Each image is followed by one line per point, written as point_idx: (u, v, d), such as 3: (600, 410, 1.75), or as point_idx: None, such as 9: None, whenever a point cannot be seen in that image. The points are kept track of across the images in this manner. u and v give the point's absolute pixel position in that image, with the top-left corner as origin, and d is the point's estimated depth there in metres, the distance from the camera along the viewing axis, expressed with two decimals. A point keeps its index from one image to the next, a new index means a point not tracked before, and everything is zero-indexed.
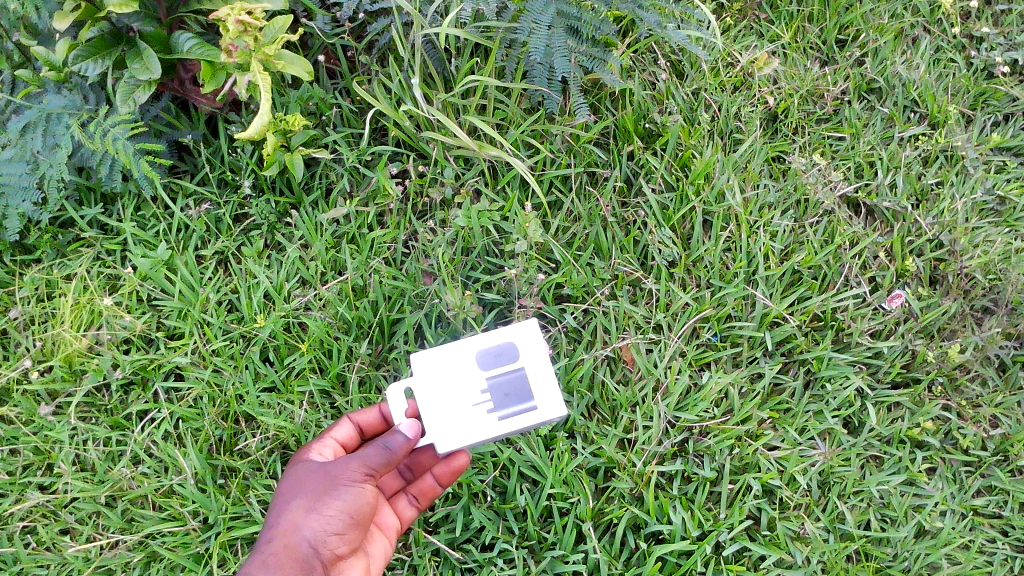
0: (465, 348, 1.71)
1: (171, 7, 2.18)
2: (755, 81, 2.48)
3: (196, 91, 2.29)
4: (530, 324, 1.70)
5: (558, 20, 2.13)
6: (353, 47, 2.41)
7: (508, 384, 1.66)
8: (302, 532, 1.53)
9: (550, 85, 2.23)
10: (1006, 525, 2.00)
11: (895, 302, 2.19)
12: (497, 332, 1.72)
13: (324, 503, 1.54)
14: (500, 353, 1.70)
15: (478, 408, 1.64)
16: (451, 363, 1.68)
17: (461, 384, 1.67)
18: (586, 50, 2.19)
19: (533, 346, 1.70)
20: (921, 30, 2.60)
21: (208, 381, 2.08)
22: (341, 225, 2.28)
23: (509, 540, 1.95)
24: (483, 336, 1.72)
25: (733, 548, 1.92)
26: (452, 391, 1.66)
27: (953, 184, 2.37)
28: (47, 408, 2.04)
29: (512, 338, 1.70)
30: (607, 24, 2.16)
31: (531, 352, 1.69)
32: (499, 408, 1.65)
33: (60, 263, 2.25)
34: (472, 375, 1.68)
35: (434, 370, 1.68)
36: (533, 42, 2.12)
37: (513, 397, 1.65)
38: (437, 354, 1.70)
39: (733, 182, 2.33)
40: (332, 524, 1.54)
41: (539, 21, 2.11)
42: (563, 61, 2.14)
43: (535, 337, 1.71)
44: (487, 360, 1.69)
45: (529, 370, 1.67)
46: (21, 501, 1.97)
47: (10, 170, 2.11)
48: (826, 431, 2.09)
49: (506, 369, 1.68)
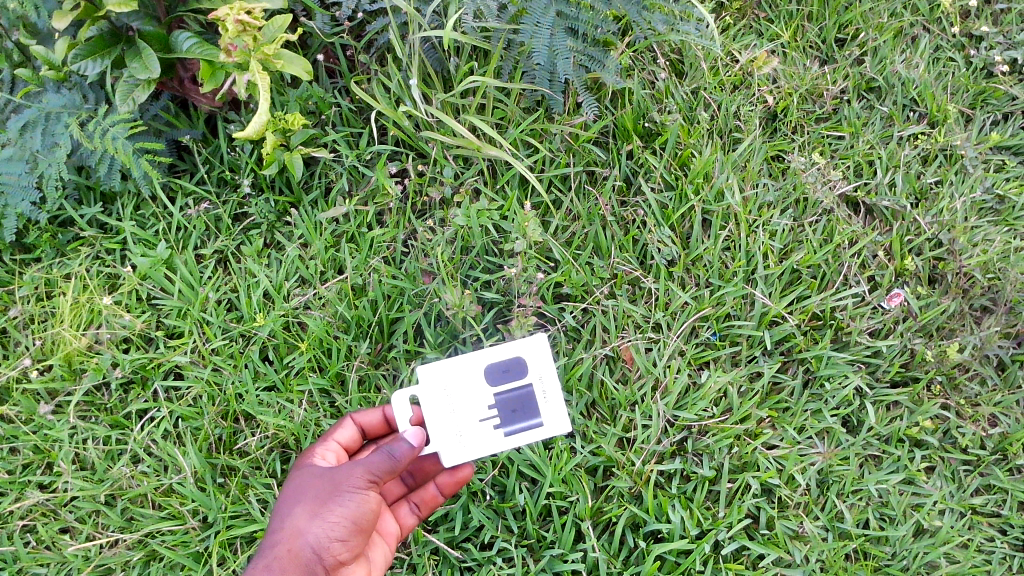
0: (473, 362, 1.76)
1: (169, 7, 2.18)
2: (755, 80, 2.47)
3: (195, 90, 2.28)
4: (538, 342, 1.77)
5: (558, 22, 2.12)
6: (352, 46, 2.41)
7: (516, 401, 1.74)
8: (306, 538, 1.53)
9: (553, 86, 2.25)
10: (1005, 524, 2.01)
11: (895, 301, 2.19)
12: (506, 347, 1.77)
13: (327, 508, 1.54)
14: (508, 370, 1.76)
15: (486, 424, 1.73)
16: (460, 379, 1.74)
17: (469, 399, 1.74)
18: (586, 51, 2.19)
19: (540, 363, 1.77)
20: (921, 29, 2.59)
21: (207, 380, 2.08)
22: (341, 224, 2.28)
23: (508, 539, 1.96)
24: (492, 351, 1.77)
25: (732, 547, 1.93)
26: (460, 406, 1.73)
27: (953, 183, 2.36)
28: (46, 407, 2.05)
29: (520, 354, 1.77)
30: (607, 23, 2.16)
31: (538, 368, 1.77)
32: (506, 424, 1.74)
33: (60, 262, 2.25)
34: (479, 391, 1.75)
35: (443, 384, 1.73)
36: (535, 44, 2.12)
37: (520, 413, 1.74)
38: (445, 367, 1.74)
39: (733, 181, 2.32)
40: (335, 530, 1.54)
41: (540, 22, 2.10)
42: (565, 62, 2.14)
43: (542, 355, 1.78)
44: (495, 375, 1.76)
45: (536, 388, 1.76)
46: (21, 500, 1.97)
47: (9, 170, 2.11)
48: (825, 430, 2.09)
49: (514, 386, 1.76)
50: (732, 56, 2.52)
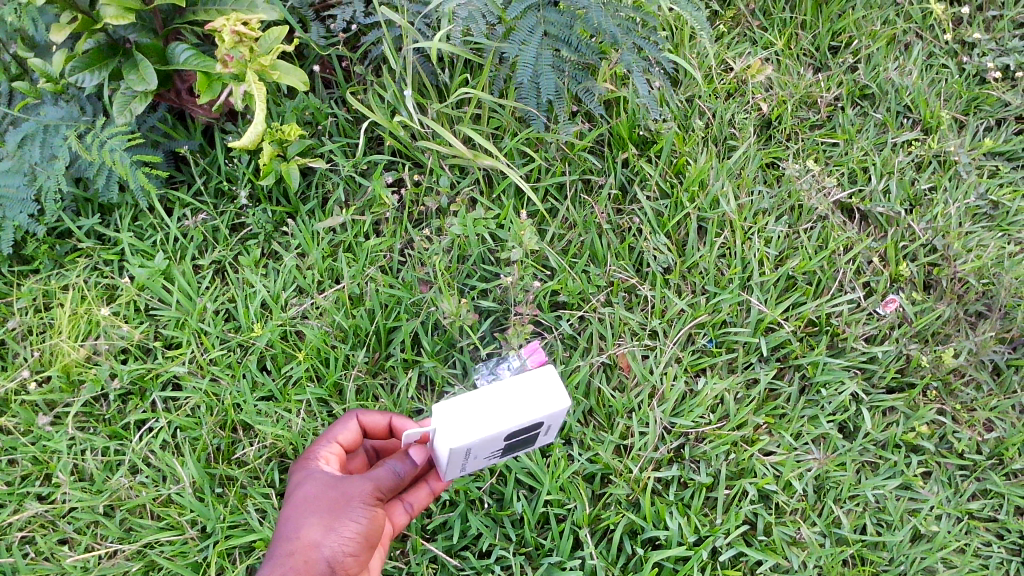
0: (492, 428, 1.50)
1: (165, 20, 2.19)
2: (750, 88, 2.50)
3: (192, 101, 2.30)
4: (562, 402, 1.54)
5: (546, 42, 2.15)
6: (347, 57, 2.43)
7: (522, 441, 1.62)
8: (321, 550, 1.52)
9: (538, 105, 2.26)
10: (1001, 529, 2.00)
11: (890, 307, 2.21)
12: (528, 416, 1.51)
13: (341, 522, 1.54)
14: (525, 428, 1.55)
15: (487, 458, 1.62)
16: (475, 445, 1.51)
17: (479, 451, 1.55)
18: (573, 73, 2.28)
19: (556, 414, 1.57)
20: (914, 36, 2.62)
21: (206, 390, 2.09)
22: (338, 234, 2.30)
23: (506, 547, 1.96)
24: (515, 412, 1.51)
25: (730, 554, 1.92)
26: (470, 456, 1.56)
27: (947, 190, 2.38)
28: (45, 418, 2.05)
29: (541, 416, 1.53)
30: (590, 47, 2.21)
31: (552, 417, 1.58)
32: (507, 451, 1.65)
33: (58, 273, 2.26)
34: (491, 443, 1.55)
35: (457, 452, 1.50)
36: (520, 59, 2.15)
37: (522, 445, 1.65)
38: (464, 434, 1.47)
39: (728, 188, 2.34)
40: (350, 544, 1.54)
41: (527, 40, 2.13)
42: (550, 82, 2.18)
43: (563, 411, 1.56)
44: (511, 433, 1.54)
45: (544, 429, 1.62)
46: (20, 511, 1.97)
47: (8, 182, 2.13)
48: (821, 436, 2.10)
49: (525, 433, 1.59)
50: (725, 65, 2.55)
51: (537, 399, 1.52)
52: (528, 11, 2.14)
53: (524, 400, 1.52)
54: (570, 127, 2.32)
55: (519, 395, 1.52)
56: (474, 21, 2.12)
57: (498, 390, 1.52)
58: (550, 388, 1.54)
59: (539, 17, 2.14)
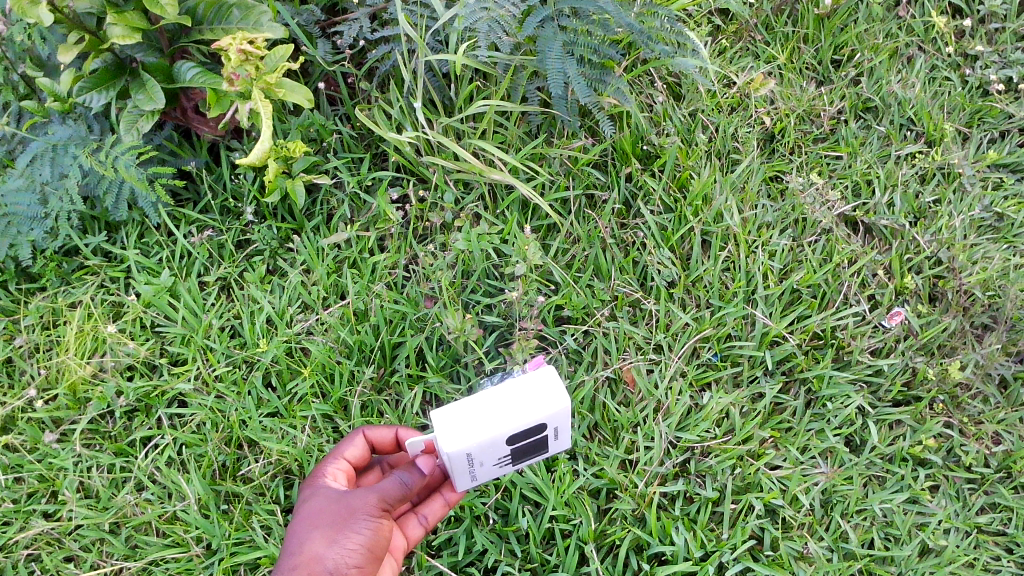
0: (488, 433, 1.49)
1: (171, 39, 2.20)
2: (753, 102, 2.52)
3: (198, 119, 2.33)
4: (562, 403, 1.51)
5: (566, 50, 2.18)
6: (352, 74, 2.46)
7: (530, 446, 1.58)
8: (324, 563, 1.51)
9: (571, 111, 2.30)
10: (1011, 543, 1.97)
11: (895, 319, 2.18)
12: (526, 417, 1.50)
13: (345, 535, 1.53)
14: (527, 432, 1.53)
15: (496, 466, 1.60)
16: (476, 448, 1.50)
17: (484, 457, 1.54)
18: (596, 74, 2.24)
19: (558, 416, 1.54)
20: (916, 49, 2.64)
21: (211, 407, 2.09)
22: (343, 250, 2.32)
23: (512, 563, 1.94)
24: (514, 413, 1.50)
25: (737, 569, 1.89)
26: (475, 461, 1.54)
27: (951, 202, 2.38)
28: (51, 436, 2.05)
29: (539, 417, 1.51)
30: (607, 47, 2.21)
31: (556, 420, 1.55)
32: (518, 460, 1.62)
33: (66, 291, 2.28)
34: (495, 449, 1.54)
35: (458, 456, 1.50)
36: (547, 71, 2.19)
37: (531, 452, 1.61)
38: (463, 438, 1.48)
39: (732, 202, 2.35)
40: (353, 556, 1.52)
41: (550, 50, 2.17)
42: (583, 88, 2.20)
43: (565, 413, 1.53)
44: (512, 437, 1.52)
45: (550, 433, 1.58)
46: (26, 529, 1.96)
47: (18, 200, 2.15)
48: (828, 450, 2.08)
49: (530, 439, 1.56)
50: (728, 80, 2.57)
51: (535, 399, 1.52)
52: (546, 21, 2.16)
53: (522, 401, 1.51)
54: (610, 127, 2.31)
55: (516, 397, 1.52)
56: (494, 33, 2.13)
57: (495, 395, 1.53)
58: (551, 389, 1.53)
59: (556, 28, 2.17)
